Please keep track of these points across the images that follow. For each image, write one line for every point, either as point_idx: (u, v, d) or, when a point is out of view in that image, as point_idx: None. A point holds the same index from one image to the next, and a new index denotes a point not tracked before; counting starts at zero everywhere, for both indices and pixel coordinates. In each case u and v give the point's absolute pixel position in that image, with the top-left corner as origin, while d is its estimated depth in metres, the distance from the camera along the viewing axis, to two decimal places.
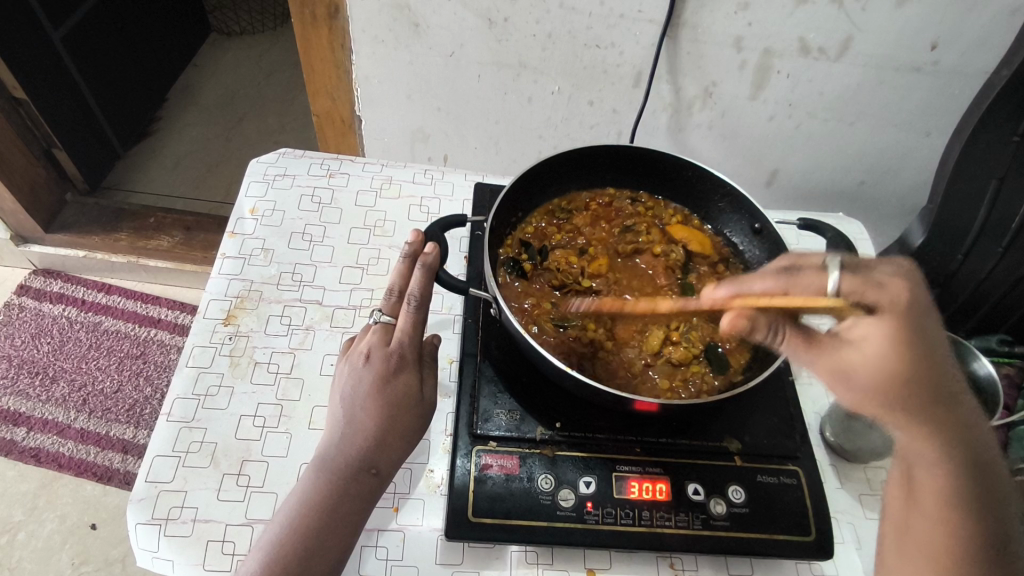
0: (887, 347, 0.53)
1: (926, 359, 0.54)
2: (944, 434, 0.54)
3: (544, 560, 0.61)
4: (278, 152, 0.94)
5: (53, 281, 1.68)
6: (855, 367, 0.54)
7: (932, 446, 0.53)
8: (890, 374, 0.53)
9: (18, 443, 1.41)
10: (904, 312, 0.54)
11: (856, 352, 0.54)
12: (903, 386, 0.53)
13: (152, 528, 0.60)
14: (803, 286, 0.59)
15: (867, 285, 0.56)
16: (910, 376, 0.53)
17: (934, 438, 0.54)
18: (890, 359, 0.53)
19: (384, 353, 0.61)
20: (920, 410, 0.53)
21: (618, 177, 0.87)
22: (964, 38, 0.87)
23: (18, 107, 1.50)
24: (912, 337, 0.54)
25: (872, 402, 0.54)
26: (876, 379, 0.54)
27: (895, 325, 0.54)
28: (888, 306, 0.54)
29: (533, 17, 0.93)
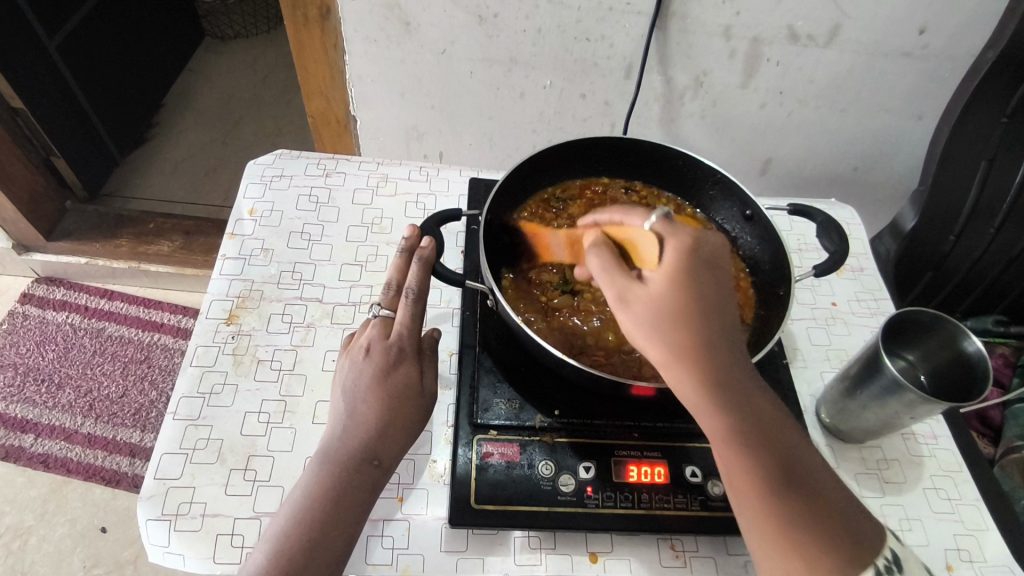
0: (667, 285, 0.52)
1: (701, 297, 0.52)
2: (728, 375, 0.51)
3: (546, 545, 0.63)
4: (274, 154, 0.95)
5: (55, 289, 1.69)
6: (636, 296, 0.53)
7: (715, 390, 0.50)
8: (671, 313, 0.51)
9: (26, 449, 1.43)
10: (686, 251, 0.53)
11: (643, 289, 0.53)
12: (680, 324, 0.51)
13: (162, 523, 0.61)
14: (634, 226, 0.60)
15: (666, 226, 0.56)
16: (681, 315, 0.51)
17: (715, 381, 0.50)
18: (665, 295, 0.51)
19: (384, 346, 0.63)
20: (701, 351, 0.50)
21: (610, 167, 0.88)
22: (951, 22, 0.87)
23: (16, 116, 1.51)
24: (692, 274, 0.52)
25: (648, 341, 0.52)
26: (652, 316, 0.51)
27: (677, 261, 0.53)
28: (676, 245, 0.53)
29: (522, 12, 0.94)
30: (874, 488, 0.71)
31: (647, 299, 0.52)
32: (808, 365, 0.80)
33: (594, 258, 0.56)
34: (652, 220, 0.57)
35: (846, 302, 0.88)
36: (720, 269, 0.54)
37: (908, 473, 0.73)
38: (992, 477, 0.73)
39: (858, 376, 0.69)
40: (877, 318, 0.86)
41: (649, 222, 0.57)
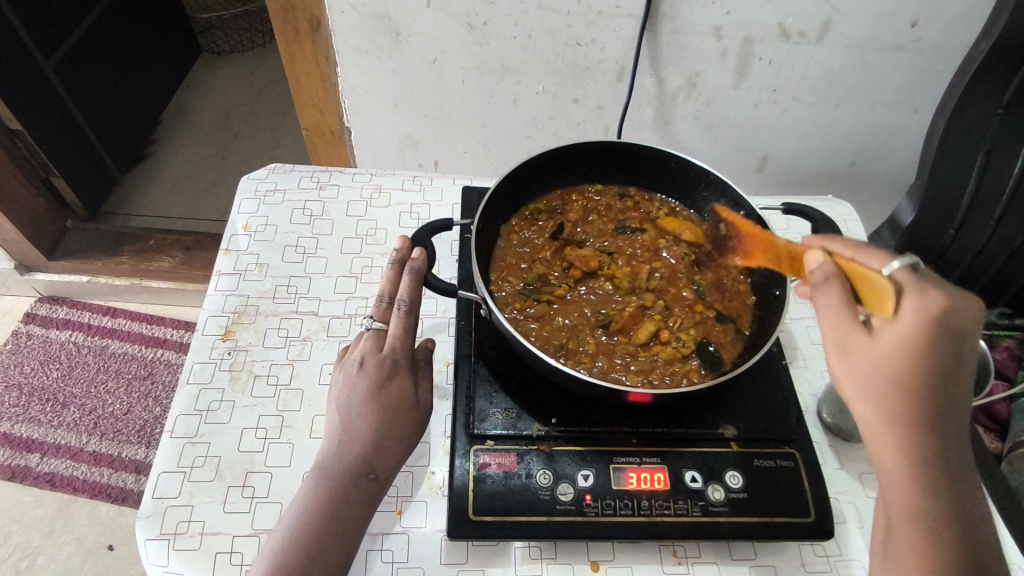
0: (904, 347, 0.48)
1: (941, 368, 0.48)
2: (941, 453, 0.49)
3: (548, 555, 0.62)
4: (267, 168, 0.95)
5: (58, 308, 1.70)
6: (858, 353, 0.49)
7: (922, 467, 0.49)
8: (900, 378, 0.48)
9: (32, 469, 1.43)
10: (932, 318, 0.47)
11: (877, 348, 0.49)
12: (904, 390, 0.48)
13: (161, 543, 0.61)
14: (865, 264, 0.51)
15: (910, 283, 0.49)
16: (912, 386, 0.48)
17: (922, 459, 0.49)
18: (903, 359, 0.48)
19: (377, 359, 0.62)
20: (918, 421, 0.49)
21: (603, 173, 0.88)
22: (943, 15, 0.87)
23: (14, 138, 1.53)
24: (940, 339, 0.47)
25: (863, 399, 0.50)
26: (881, 376, 0.48)
27: (920, 327, 0.47)
28: (921, 308, 0.47)
29: (512, 19, 0.94)
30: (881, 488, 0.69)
31: (871, 367, 0.49)
32: (809, 364, 0.79)
33: (823, 291, 0.51)
34: (893, 267, 0.49)
35: None
36: (966, 341, 0.48)
37: None
38: (999, 473, 0.72)
39: None
40: None
41: (888, 269, 0.50)
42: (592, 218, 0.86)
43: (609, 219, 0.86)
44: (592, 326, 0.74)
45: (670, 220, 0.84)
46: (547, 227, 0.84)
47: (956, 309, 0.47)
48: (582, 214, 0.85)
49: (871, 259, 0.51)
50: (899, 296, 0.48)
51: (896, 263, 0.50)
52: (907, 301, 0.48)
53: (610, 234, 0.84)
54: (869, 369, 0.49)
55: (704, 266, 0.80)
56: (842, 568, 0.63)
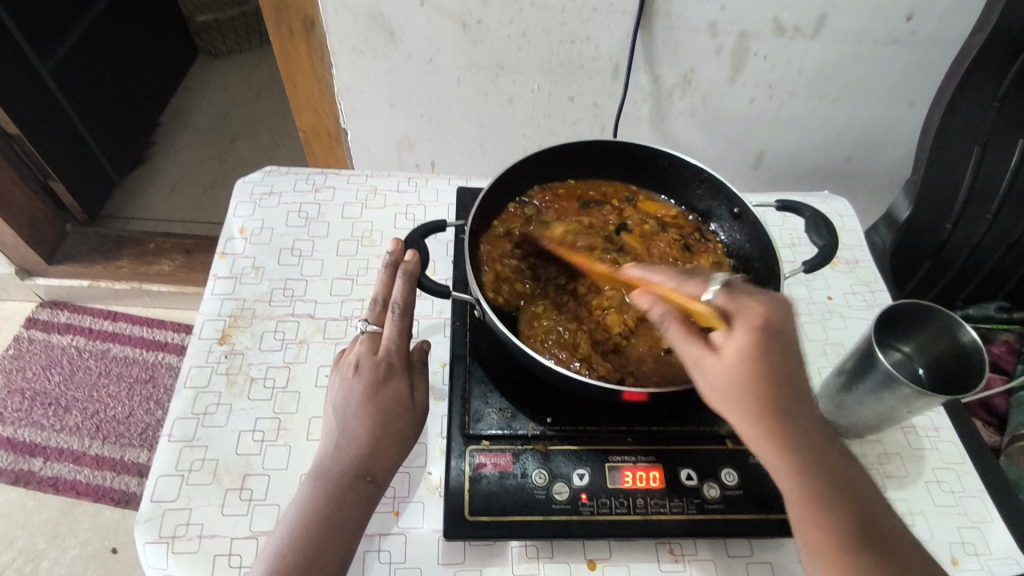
0: (739, 355, 0.49)
1: (774, 380, 0.49)
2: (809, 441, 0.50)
3: (544, 554, 0.62)
4: (262, 171, 0.96)
5: (60, 312, 1.71)
6: (709, 371, 0.51)
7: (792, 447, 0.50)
8: (745, 379, 0.49)
9: (35, 473, 1.44)
10: (757, 328, 0.49)
11: (715, 361, 0.50)
12: (760, 382, 0.49)
13: (160, 546, 0.61)
14: (688, 291, 0.53)
15: (731, 296, 0.51)
16: (763, 379, 0.49)
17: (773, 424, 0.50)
18: (738, 369, 0.49)
19: (372, 362, 0.63)
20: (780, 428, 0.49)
21: (596, 171, 0.88)
22: (938, 7, 0.87)
23: (13, 141, 1.53)
24: (773, 339, 0.49)
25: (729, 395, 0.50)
26: (737, 380, 0.49)
27: (749, 340, 0.49)
28: (745, 323, 0.50)
29: (505, 18, 0.93)
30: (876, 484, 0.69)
31: (715, 380, 0.51)
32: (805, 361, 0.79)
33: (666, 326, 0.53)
34: (711, 291, 0.52)
35: (842, 294, 0.87)
36: (789, 337, 0.50)
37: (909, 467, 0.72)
38: (996, 467, 0.72)
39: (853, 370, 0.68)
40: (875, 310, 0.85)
41: (709, 293, 0.52)
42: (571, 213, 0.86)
43: (590, 210, 0.86)
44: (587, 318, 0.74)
45: (650, 203, 0.86)
46: (529, 226, 0.83)
47: (779, 311, 0.50)
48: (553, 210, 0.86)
49: (691, 286, 0.53)
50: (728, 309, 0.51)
51: (713, 285, 0.52)
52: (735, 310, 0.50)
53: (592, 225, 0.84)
54: (720, 385, 0.51)
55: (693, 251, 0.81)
56: None
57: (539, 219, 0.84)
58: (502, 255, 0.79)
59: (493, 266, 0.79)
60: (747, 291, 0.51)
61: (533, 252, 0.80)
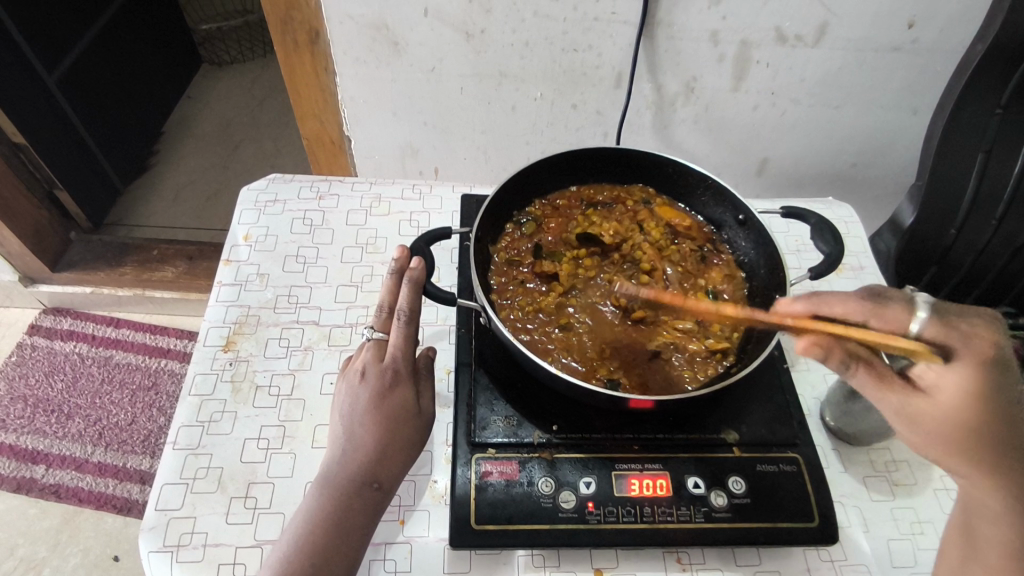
0: (959, 388, 0.50)
1: (1005, 408, 0.49)
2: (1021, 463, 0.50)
3: (551, 563, 0.62)
4: (267, 178, 0.96)
5: (63, 319, 1.71)
6: (914, 400, 0.52)
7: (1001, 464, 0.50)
8: (967, 405, 0.49)
9: (37, 480, 1.43)
10: (984, 362, 0.49)
11: (926, 393, 0.51)
12: (977, 412, 0.49)
13: (164, 555, 0.61)
14: (889, 316, 0.53)
15: (946, 330, 0.50)
16: (983, 410, 0.49)
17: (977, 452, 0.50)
18: (961, 410, 0.50)
19: (378, 369, 0.62)
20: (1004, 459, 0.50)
21: (601, 179, 0.88)
22: (941, 16, 0.87)
23: (19, 152, 1.54)
24: (999, 367, 0.49)
25: (938, 422, 0.51)
26: (950, 410, 0.50)
27: (973, 375, 0.49)
28: (970, 356, 0.49)
29: (508, 26, 0.94)
30: (884, 491, 0.69)
31: (943, 411, 0.51)
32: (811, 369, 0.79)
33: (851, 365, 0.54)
34: (920, 319, 0.51)
35: None
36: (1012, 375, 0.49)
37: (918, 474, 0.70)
38: None
39: None
40: None
41: (917, 323, 0.51)
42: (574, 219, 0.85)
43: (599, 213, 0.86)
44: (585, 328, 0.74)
45: (666, 209, 0.84)
46: (529, 236, 0.83)
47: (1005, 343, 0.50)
48: (559, 218, 0.86)
49: (895, 315, 0.52)
50: (941, 344, 0.50)
51: (921, 313, 0.51)
52: (954, 342, 0.50)
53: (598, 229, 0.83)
54: (937, 416, 0.51)
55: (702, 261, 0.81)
56: (847, 572, 0.63)
57: (542, 228, 0.84)
58: (512, 271, 0.80)
59: (501, 281, 0.79)
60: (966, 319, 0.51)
61: (536, 264, 0.80)
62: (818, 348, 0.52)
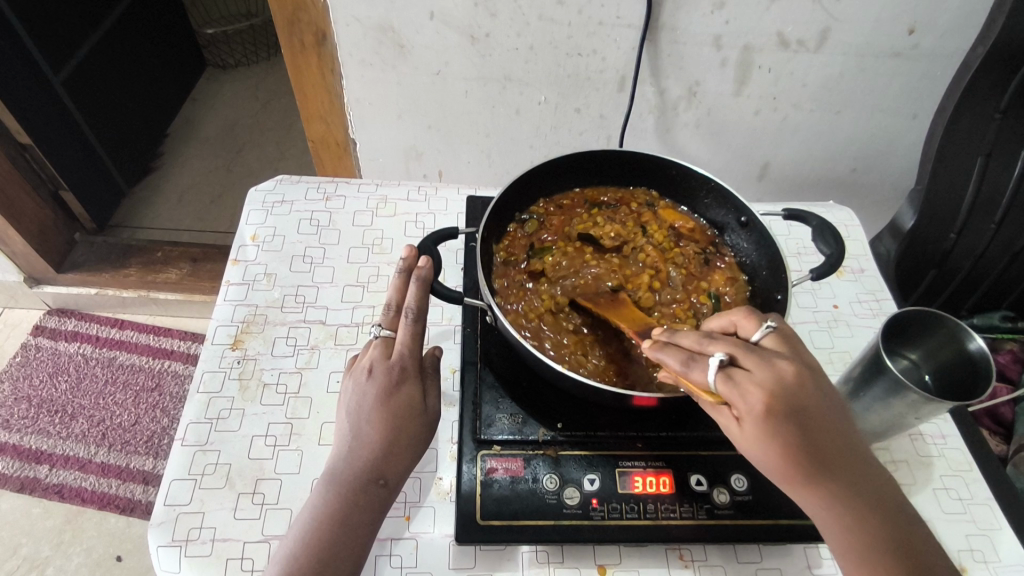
0: (758, 435, 0.51)
1: (804, 444, 0.50)
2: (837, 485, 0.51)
3: (555, 559, 0.63)
4: (275, 180, 0.97)
5: (67, 320, 1.72)
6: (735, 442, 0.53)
7: (824, 488, 0.52)
8: (770, 447, 0.50)
9: (41, 480, 1.44)
10: (765, 411, 0.49)
11: (737, 435, 0.53)
12: (785, 453, 0.50)
13: (172, 550, 0.61)
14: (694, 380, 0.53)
15: (731, 386, 0.50)
16: (789, 449, 0.50)
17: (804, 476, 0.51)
18: (764, 449, 0.51)
19: (386, 366, 0.63)
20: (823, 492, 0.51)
21: (605, 181, 0.90)
22: (940, 21, 0.88)
23: (24, 151, 1.55)
24: (783, 414, 0.50)
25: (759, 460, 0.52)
26: (761, 450, 0.51)
27: (763, 422, 0.50)
28: (752, 407, 0.50)
29: (513, 31, 0.95)
30: None
31: (756, 453, 0.52)
32: None
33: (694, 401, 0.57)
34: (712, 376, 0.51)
35: (848, 304, 0.87)
36: (798, 404, 0.50)
37: (918, 474, 0.72)
38: (1004, 475, 0.73)
39: (863, 376, 0.69)
40: (880, 319, 0.86)
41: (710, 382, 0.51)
42: (577, 218, 0.87)
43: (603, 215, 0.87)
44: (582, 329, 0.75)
45: (669, 212, 0.87)
46: (531, 235, 0.85)
47: (785, 379, 0.50)
48: (563, 221, 0.86)
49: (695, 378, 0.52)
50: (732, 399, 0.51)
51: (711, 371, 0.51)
52: (737, 397, 0.50)
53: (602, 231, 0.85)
54: (753, 454, 0.52)
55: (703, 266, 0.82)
56: None
57: (545, 230, 0.85)
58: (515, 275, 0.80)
59: (504, 285, 0.79)
60: (749, 368, 0.51)
61: (531, 265, 0.81)
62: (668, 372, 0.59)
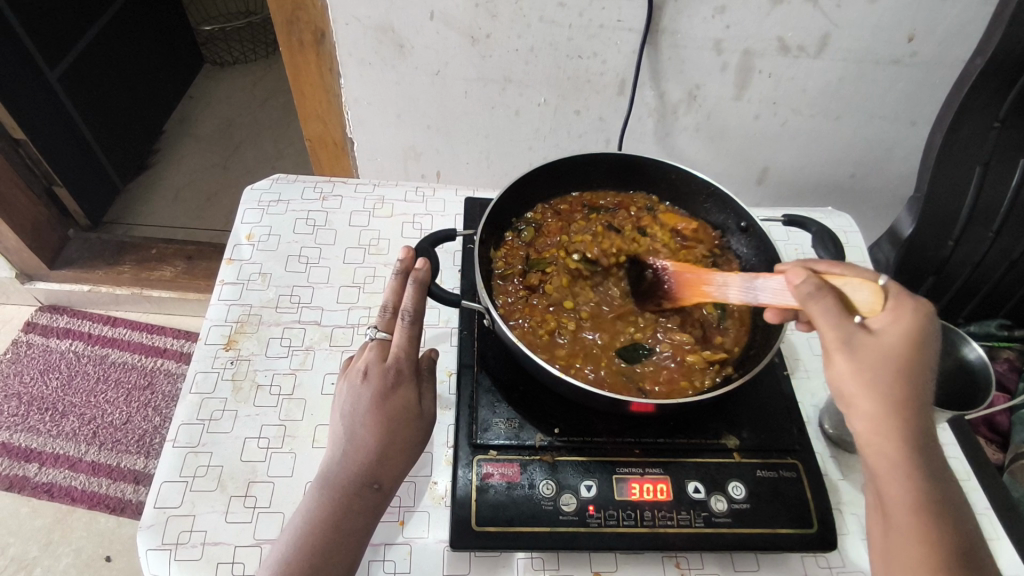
0: (899, 339, 0.52)
1: (919, 386, 0.52)
2: (928, 446, 0.52)
3: (550, 566, 0.62)
4: (271, 178, 0.96)
5: (59, 317, 1.70)
6: (861, 345, 0.52)
7: (910, 447, 0.52)
8: (894, 368, 0.52)
9: (30, 479, 1.42)
10: (920, 318, 0.53)
11: (872, 338, 0.53)
12: (900, 378, 0.52)
13: (162, 553, 0.60)
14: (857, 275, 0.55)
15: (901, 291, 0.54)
16: (909, 379, 0.52)
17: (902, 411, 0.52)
18: (897, 356, 0.52)
19: (381, 369, 0.62)
20: (913, 447, 0.52)
21: (604, 183, 0.89)
22: (941, 29, 0.88)
23: (18, 148, 1.54)
24: (921, 345, 0.53)
25: (867, 386, 0.52)
26: (882, 368, 0.52)
27: (911, 329, 0.53)
28: (907, 314, 0.53)
29: (514, 32, 0.95)
30: None
31: (885, 360, 0.52)
32: (810, 375, 0.79)
33: (816, 302, 0.53)
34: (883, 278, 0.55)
35: None
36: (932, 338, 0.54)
37: None
38: (1002, 484, 0.73)
39: None
40: None
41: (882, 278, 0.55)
42: (575, 223, 0.85)
43: (602, 218, 0.86)
44: (580, 337, 0.74)
45: (670, 216, 0.86)
46: (528, 244, 0.83)
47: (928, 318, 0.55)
48: (562, 226, 0.85)
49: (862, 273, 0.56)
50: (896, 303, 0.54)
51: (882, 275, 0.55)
52: (903, 306, 0.53)
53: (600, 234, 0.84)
54: (876, 361, 0.52)
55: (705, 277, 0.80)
56: None
57: (541, 235, 0.85)
58: (511, 286, 0.78)
59: (505, 301, 0.77)
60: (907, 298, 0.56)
61: (525, 278, 0.79)
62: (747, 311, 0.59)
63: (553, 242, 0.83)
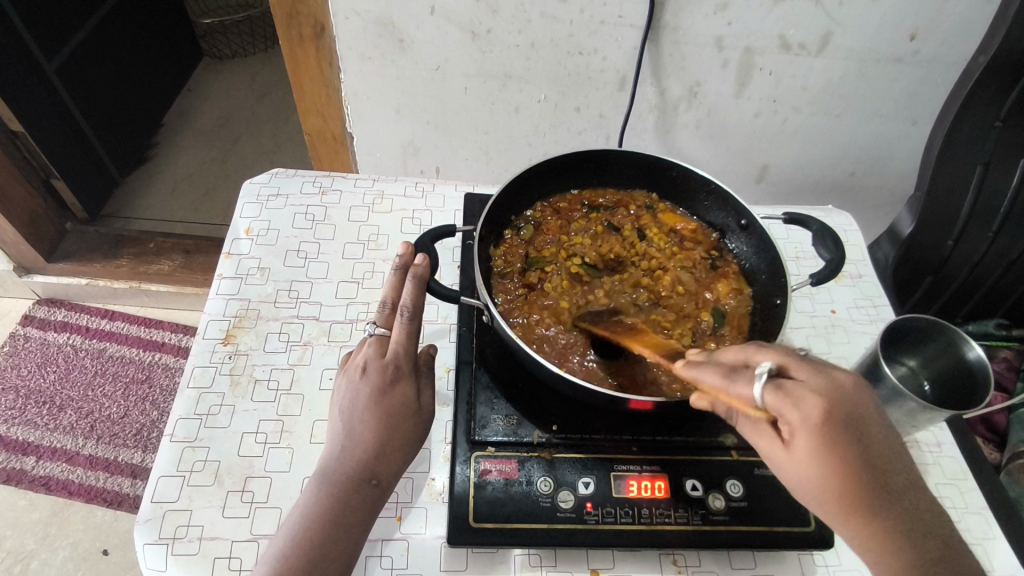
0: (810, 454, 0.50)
1: (862, 473, 0.51)
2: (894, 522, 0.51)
3: (547, 562, 0.62)
4: (270, 173, 0.96)
5: (56, 310, 1.70)
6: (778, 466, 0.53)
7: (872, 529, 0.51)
8: (832, 442, 0.50)
9: (27, 472, 1.42)
10: (828, 419, 0.49)
11: (785, 455, 0.52)
12: (844, 448, 0.50)
13: (159, 547, 0.60)
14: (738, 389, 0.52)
15: (784, 397, 0.50)
16: (850, 443, 0.50)
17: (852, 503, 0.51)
18: (815, 466, 0.51)
19: (380, 364, 0.62)
20: (869, 501, 0.51)
21: (605, 180, 0.89)
22: (943, 27, 0.88)
23: (16, 139, 1.53)
24: (842, 441, 0.50)
25: (812, 460, 0.50)
26: (823, 443, 0.50)
27: (826, 429, 0.49)
28: (807, 420, 0.49)
29: (515, 27, 0.94)
30: None
31: (814, 475, 0.51)
32: None
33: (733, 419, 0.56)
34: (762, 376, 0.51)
35: (846, 309, 0.87)
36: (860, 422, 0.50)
37: None
38: (998, 484, 0.73)
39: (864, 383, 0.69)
40: (877, 326, 0.86)
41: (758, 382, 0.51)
42: (574, 222, 0.86)
43: (601, 216, 0.87)
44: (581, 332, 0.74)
45: (671, 215, 0.86)
46: (528, 242, 0.83)
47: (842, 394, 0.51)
48: (561, 224, 0.85)
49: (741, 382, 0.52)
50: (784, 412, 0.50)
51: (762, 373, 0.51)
52: (791, 413, 0.50)
53: (599, 233, 0.84)
54: (808, 479, 0.51)
55: (709, 275, 0.81)
56: None
57: (541, 232, 0.84)
58: (510, 284, 0.78)
59: (505, 300, 0.77)
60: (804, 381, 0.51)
61: (525, 276, 0.79)
62: (706, 401, 0.56)
63: (553, 239, 0.83)
